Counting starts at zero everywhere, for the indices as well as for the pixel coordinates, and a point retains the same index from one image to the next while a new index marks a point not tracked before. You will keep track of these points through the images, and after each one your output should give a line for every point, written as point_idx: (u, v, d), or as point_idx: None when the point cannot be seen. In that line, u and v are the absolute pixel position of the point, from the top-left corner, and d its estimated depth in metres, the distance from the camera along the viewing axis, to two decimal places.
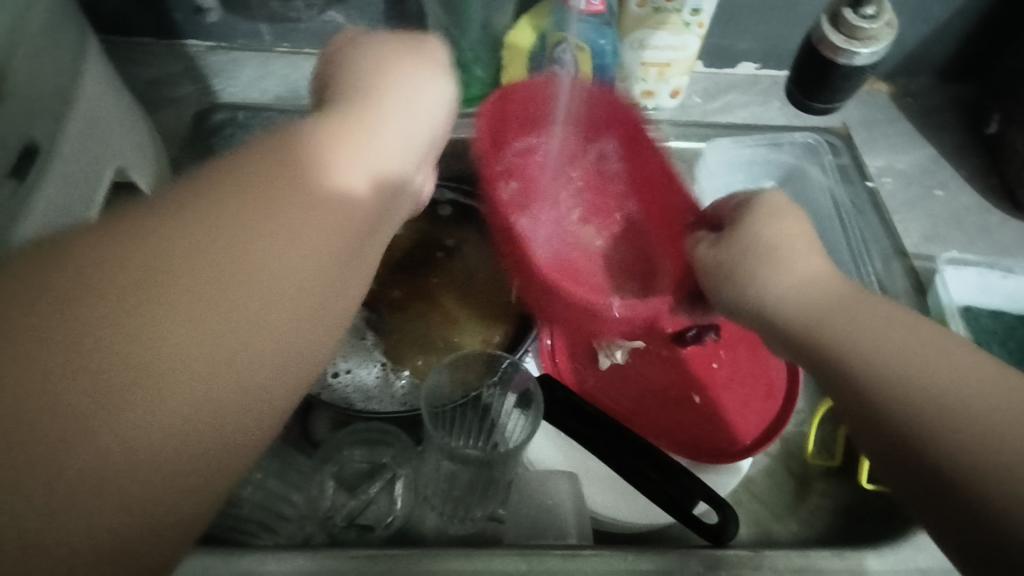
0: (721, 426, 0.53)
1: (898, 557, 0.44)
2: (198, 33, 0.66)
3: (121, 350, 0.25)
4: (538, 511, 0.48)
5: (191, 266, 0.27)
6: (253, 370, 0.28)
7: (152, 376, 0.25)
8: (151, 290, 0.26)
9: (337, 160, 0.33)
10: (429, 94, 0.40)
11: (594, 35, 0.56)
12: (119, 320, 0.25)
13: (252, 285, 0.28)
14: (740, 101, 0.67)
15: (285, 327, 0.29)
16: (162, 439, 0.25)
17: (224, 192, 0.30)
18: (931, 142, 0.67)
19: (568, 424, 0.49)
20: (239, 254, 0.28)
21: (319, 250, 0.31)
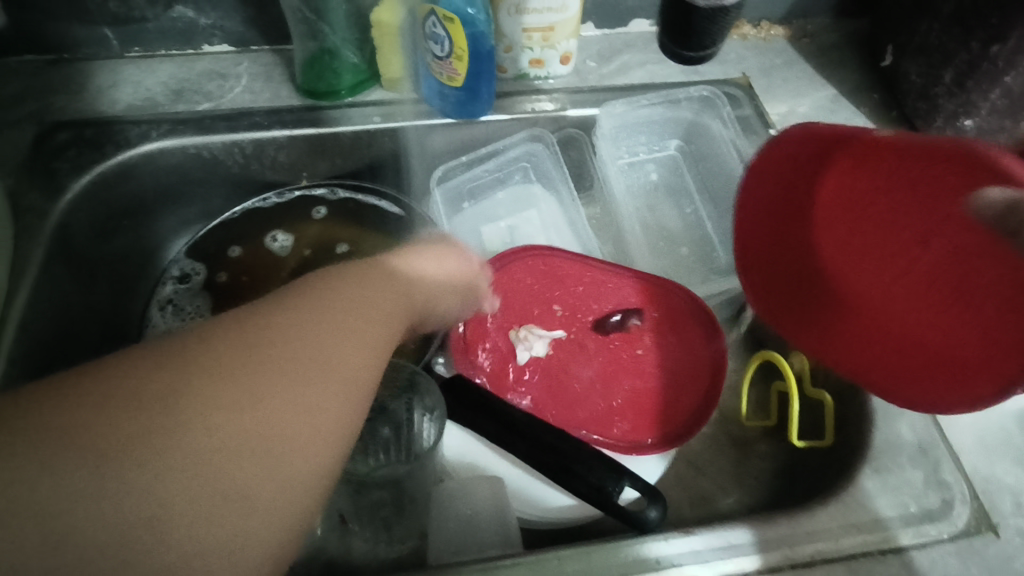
0: (658, 416, 0.51)
1: (833, 512, 0.41)
2: (32, 47, 0.59)
3: (188, 465, 0.26)
4: (459, 524, 0.44)
5: (251, 377, 0.28)
6: (301, 489, 0.28)
7: (199, 489, 0.26)
8: (196, 411, 0.27)
9: (378, 297, 0.36)
10: (445, 256, 0.45)
11: (462, 3, 0.51)
12: (189, 431, 0.26)
13: (307, 409, 0.29)
14: (636, 61, 0.64)
15: (317, 450, 0.29)
16: (200, 553, 0.26)
17: (264, 326, 0.30)
18: (831, 82, 0.65)
19: (481, 423, 0.46)
20: (303, 376, 0.30)
21: (355, 375, 0.32)
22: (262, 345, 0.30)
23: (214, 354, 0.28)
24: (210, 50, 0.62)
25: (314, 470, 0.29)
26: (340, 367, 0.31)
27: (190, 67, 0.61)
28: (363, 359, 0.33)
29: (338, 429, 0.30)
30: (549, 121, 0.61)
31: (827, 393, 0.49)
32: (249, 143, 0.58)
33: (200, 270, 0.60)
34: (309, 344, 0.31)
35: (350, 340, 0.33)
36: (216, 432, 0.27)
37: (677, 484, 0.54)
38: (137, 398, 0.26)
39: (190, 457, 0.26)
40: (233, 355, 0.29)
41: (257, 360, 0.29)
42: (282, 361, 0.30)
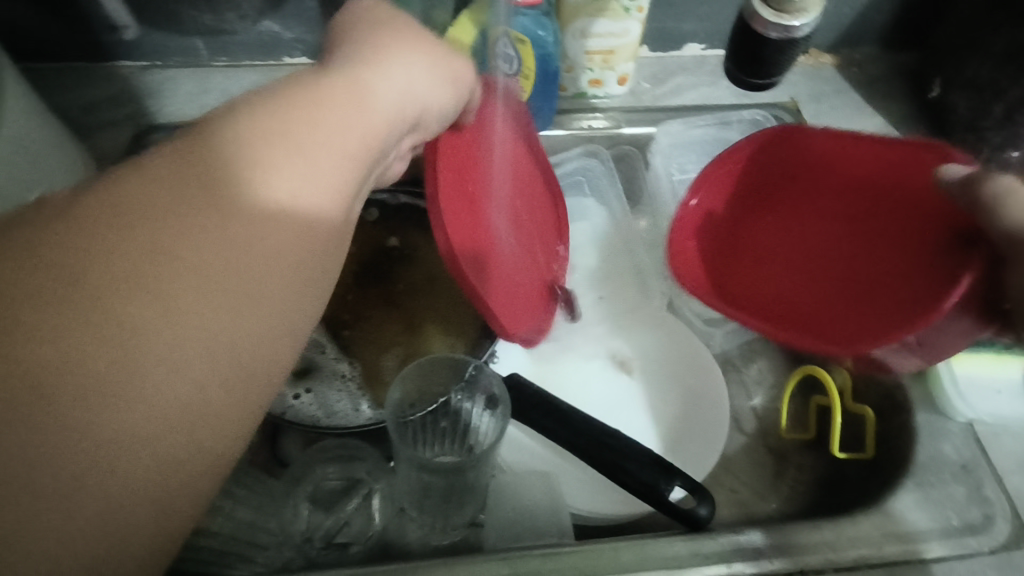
0: (524, 311, 0.52)
1: (876, 521, 0.43)
2: (129, 53, 0.63)
3: (70, 349, 0.23)
4: (516, 513, 0.47)
5: (131, 254, 0.25)
6: (228, 361, 0.26)
7: (105, 396, 0.23)
8: (93, 321, 0.23)
9: (298, 149, 0.29)
10: (395, 77, 0.35)
11: (534, 26, 0.55)
12: (62, 313, 0.23)
13: (204, 281, 0.25)
14: (688, 84, 0.67)
15: (234, 318, 0.26)
16: (135, 470, 0.24)
17: (136, 196, 0.26)
18: (876, 110, 0.68)
19: (537, 421, 0.48)
20: (188, 250, 0.25)
21: (288, 239, 0.28)
22: (133, 221, 0.25)
23: (63, 258, 0.24)
24: (289, 61, 0.66)
25: (235, 344, 0.26)
26: (266, 234, 0.27)
27: (271, 77, 0.65)
28: (262, 223, 0.27)
29: (249, 302, 0.27)
30: (604, 139, 0.64)
31: (869, 409, 0.50)
32: None
33: None
34: (202, 220, 0.26)
35: (239, 207, 0.27)
36: (89, 313, 0.23)
37: (716, 490, 0.56)
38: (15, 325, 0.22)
39: (69, 351, 0.23)
40: (103, 228, 0.25)
41: (128, 238, 0.25)
42: (165, 234, 0.25)
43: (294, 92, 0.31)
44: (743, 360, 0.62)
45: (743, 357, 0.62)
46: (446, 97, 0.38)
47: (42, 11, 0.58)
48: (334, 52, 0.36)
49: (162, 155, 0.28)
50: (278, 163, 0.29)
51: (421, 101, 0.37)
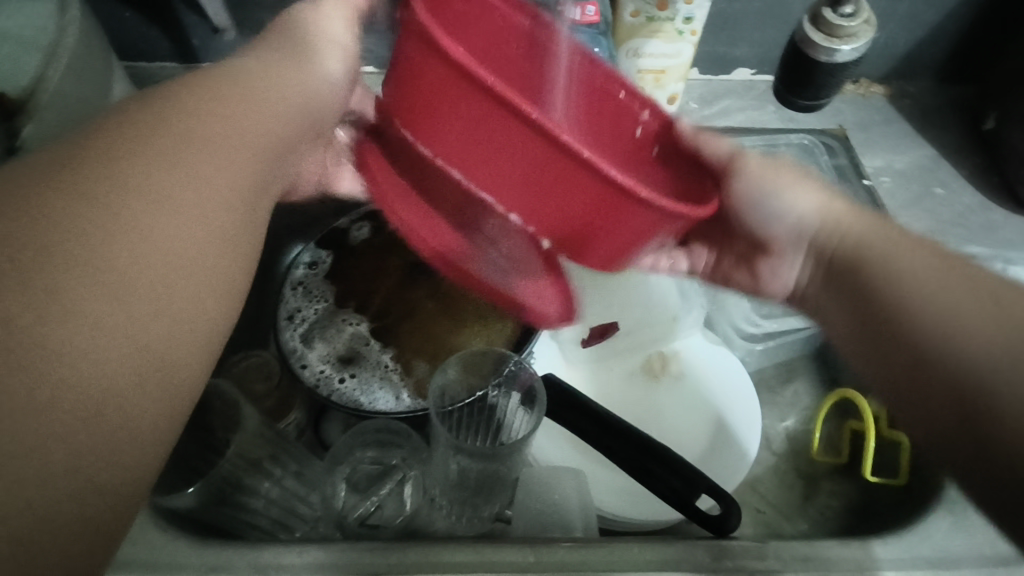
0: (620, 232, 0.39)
1: (906, 543, 0.43)
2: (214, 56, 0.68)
3: (78, 253, 0.28)
4: (545, 505, 0.48)
5: (120, 177, 0.30)
6: (196, 268, 0.31)
7: (80, 269, 0.27)
8: (96, 214, 0.29)
9: (241, 108, 0.37)
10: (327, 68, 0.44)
11: (590, 43, 0.57)
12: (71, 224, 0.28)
13: (184, 203, 0.31)
14: (735, 107, 0.69)
15: (206, 235, 0.32)
16: (128, 328, 0.28)
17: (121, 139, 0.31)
18: (928, 142, 0.68)
19: (570, 420, 0.50)
20: (165, 173, 0.31)
21: (236, 144, 0.35)
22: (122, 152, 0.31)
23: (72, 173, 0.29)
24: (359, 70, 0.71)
25: (204, 251, 0.32)
26: (223, 145, 0.34)
27: None
28: (217, 148, 0.34)
29: (213, 220, 0.32)
30: None
31: (905, 436, 0.50)
32: None
33: (327, 256, 0.64)
34: (175, 151, 0.32)
35: (197, 143, 0.33)
36: (93, 224, 0.28)
37: (742, 507, 0.56)
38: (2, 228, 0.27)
39: (74, 252, 0.28)
40: (104, 158, 0.30)
41: (117, 167, 0.30)
42: (144, 161, 0.31)
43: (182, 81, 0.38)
44: (778, 382, 0.63)
45: (779, 379, 0.63)
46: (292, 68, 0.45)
47: (142, 13, 0.64)
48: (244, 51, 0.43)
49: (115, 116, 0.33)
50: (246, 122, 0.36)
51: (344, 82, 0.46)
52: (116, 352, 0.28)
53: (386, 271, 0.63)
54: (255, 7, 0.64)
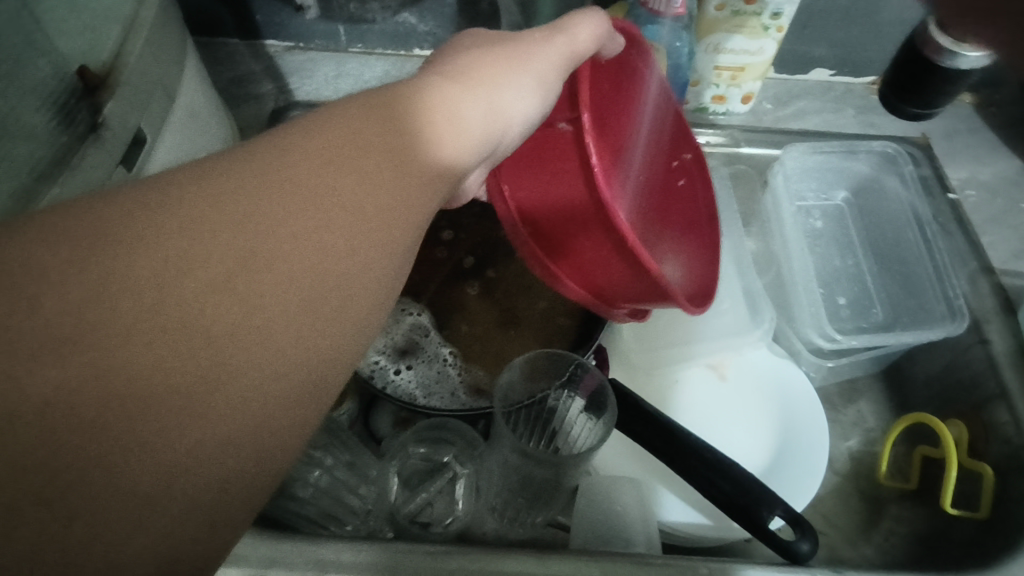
0: (596, 266, 0.44)
1: None
2: (276, 34, 0.67)
3: (158, 367, 0.23)
4: (606, 516, 0.46)
5: (203, 274, 0.24)
6: (279, 386, 0.25)
7: (172, 352, 0.23)
8: (178, 314, 0.24)
9: (350, 175, 0.28)
10: (519, 103, 0.37)
11: (672, 37, 0.55)
12: (148, 329, 0.23)
13: (278, 308, 0.26)
14: (812, 108, 0.66)
15: (296, 345, 0.26)
16: (204, 452, 0.24)
17: (196, 224, 0.25)
18: (1015, 153, 0.64)
19: (634, 429, 0.47)
20: (249, 276, 0.25)
21: (346, 221, 0.28)
22: (199, 245, 0.25)
23: (147, 252, 0.24)
24: (419, 53, 0.69)
25: (288, 366, 0.26)
26: (333, 227, 0.27)
27: (401, 68, 0.68)
28: (314, 233, 0.27)
29: (315, 320, 0.26)
30: (720, 155, 0.64)
31: (988, 466, 0.47)
32: None
33: None
34: (277, 240, 0.26)
35: (292, 237, 0.26)
36: (167, 342, 0.23)
37: None
38: (79, 278, 0.23)
39: (156, 373, 0.23)
40: (175, 245, 0.24)
41: (201, 258, 0.24)
42: (229, 261, 0.25)
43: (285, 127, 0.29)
44: (841, 399, 0.60)
45: (843, 397, 0.60)
46: (531, 88, 0.37)
47: None
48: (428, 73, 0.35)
49: (203, 173, 0.26)
50: (350, 193, 0.28)
51: (531, 125, 0.38)
52: (210, 442, 0.24)
53: (436, 264, 0.61)
54: None
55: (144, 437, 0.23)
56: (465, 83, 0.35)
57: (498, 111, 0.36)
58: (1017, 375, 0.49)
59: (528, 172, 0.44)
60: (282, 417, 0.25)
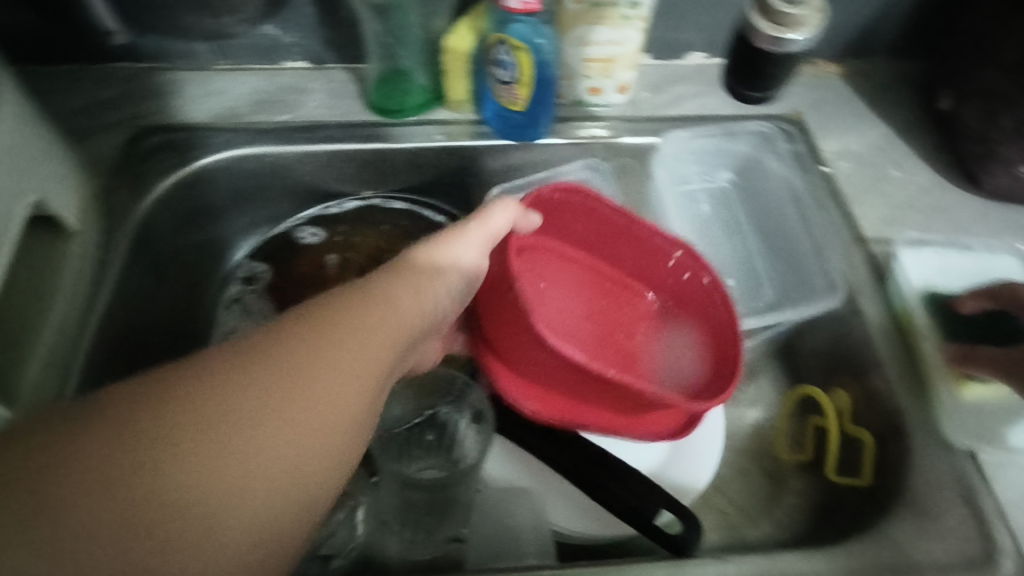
0: (557, 379, 0.46)
1: (863, 553, 0.41)
2: (130, 56, 0.63)
3: (126, 543, 0.24)
4: (497, 530, 0.47)
5: (177, 467, 0.26)
6: (243, 557, 0.27)
7: (142, 533, 0.25)
8: (146, 502, 0.25)
9: (317, 372, 0.31)
10: (471, 257, 0.44)
11: (531, 33, 0.54)
12: (113, 513, 0.24)
13: (246, 500, 0.27)
14: (688, 94, 0.66)
15: (260, 520, 0.27)
16: None
17: (167, 423, 0.27)
18: (883, 121, 0.66)
19: (522, 436, 0.48)
20: (221, 472, 0.27)
21: (310, 427, 0.29)
22: (177, 444, 0.26)
23: (113, 449, 0.25)
24: (290, 65, 0.66)
25: (258, 536, 0.27)
26: (291, 424, 0.29)
27: (273, 80, 0.65)
28: (272, 431, 0.28)
29: (276, 507, 0.28)
30: (602, 147, 0.63)
31: (867, 432, 0.49)
32: (322, 153, 0.61)
33: (264, 270, 0.62)
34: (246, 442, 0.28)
35: (261, 438, 0.28)
36: (137, 523, 0.25)
37: (707, 513, 0.55)
38: (87, 448, 0.25)
39: (118, 546, 0.24)
40: (148, 441, 0.26)
41: (173, 455, 0.26)
42: (201, 457, 0.27)
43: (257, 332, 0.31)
44: (740, 379, 0.61)
45: (741, 376, 0.61)
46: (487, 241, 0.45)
47: (46, 14, 0.59)
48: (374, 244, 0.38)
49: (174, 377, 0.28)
50: (310, 392, 0.30)
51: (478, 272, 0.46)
52: None
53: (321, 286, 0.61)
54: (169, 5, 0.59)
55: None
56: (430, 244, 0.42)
57: (449, 263, 0.42)
58: (886, 341, 0.51)
59: (490, 299, 0.48)
60: (254, 555, 0.27)
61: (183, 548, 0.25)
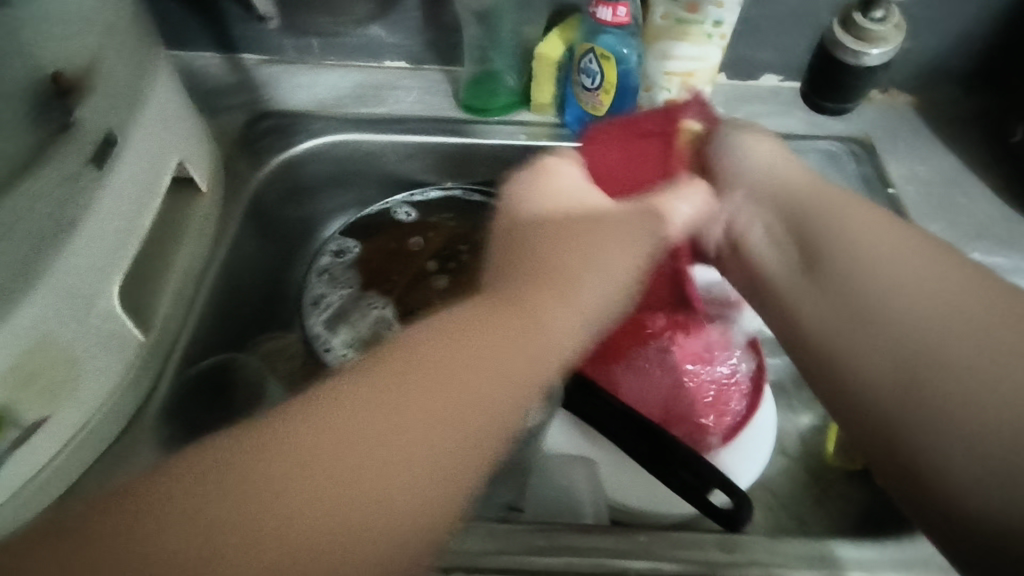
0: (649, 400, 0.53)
1: (917, 550, 0.42)
2: (250, 47, 0.71)
3: (335, 479, 0.30)
4: (557, 492, 0.50)
5: (366, 421, 0.31)
6: (425, 491, 0.31)
7: (347, 471, 0.30)
8: (340, 452, 0.30)
9: (481, 342, 0.35)
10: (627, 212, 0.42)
11: (619, 44, 0.59)
12: (315, 462, 0.30)
13: (426, 444, 0.31)
14: (763, 112, 0.69)
15: (443, 462, 0.31)
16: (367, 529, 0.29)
17: (365, 392, 0.32)
18: (955, 150, 0.67)
19: (585, 409, 0.51)
20: (399, 422, 0.32)
21: (478, 386, 0.34)
22: (361, 407, 0.32)
23: (317, 421, 0.31)
24: (389, 64, 0.73)
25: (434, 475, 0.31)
26: (465, 383, 0.34)
27: (372, 77, 0.72)
28: (443, 391, 0.33)
29: (452, 447, 0.32)
30: None
31: None
32: (411, 144, 0.67)
33: (353, 245, 0.67)
34: (421, 402, 0.32)
35: (432, 395, 0.33)
36: (335, 468, 0.30)
37: (754, 509, 0.56)
38: (312, 420, 0.31)
39: (327, 482, 0.29)
40: (341, 409, 0.32)
41: (363, 414, 0.31)
42: (382, 415, 0.32)
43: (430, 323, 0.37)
44: (793, 387, 0.63)
45: (795, 384, 0.63)
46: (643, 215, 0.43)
47: (186, 5, 0.67)
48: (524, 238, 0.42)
49: (363, 366, 0.34)
50: (478, 357, 0.35)
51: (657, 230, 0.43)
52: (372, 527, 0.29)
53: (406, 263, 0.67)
54: (294, 4, 0.67)
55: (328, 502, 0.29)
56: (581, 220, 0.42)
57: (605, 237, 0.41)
58: None
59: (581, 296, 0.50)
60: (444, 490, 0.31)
61: (370, 498, 0.30)
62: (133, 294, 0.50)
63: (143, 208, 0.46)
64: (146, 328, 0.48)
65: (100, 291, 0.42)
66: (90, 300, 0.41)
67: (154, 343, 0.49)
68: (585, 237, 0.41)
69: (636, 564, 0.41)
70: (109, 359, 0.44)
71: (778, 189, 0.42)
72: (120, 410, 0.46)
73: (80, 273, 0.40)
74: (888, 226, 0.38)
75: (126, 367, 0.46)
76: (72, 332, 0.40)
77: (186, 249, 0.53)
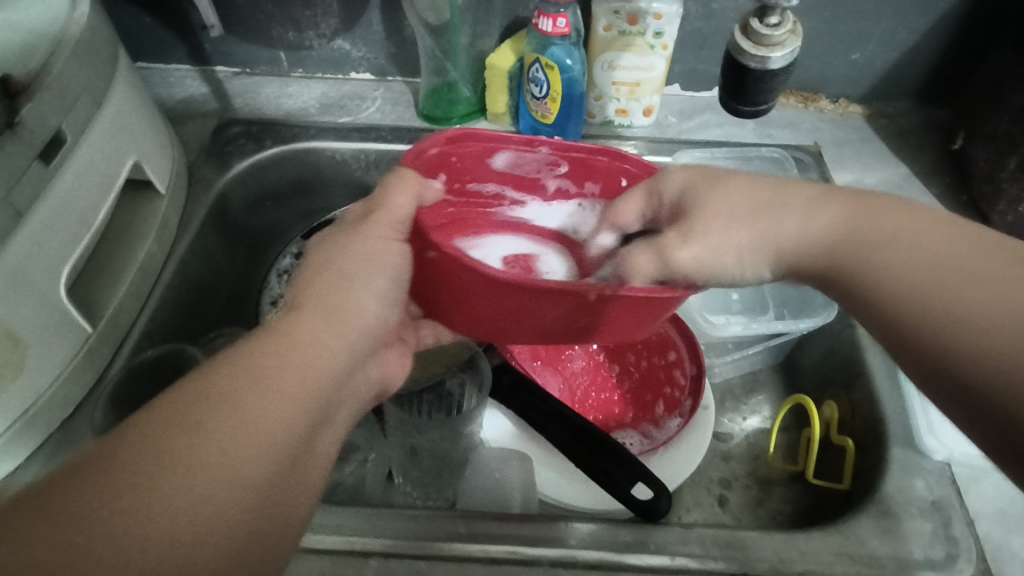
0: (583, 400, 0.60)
1: (826, 543, 0.43)
2: (224, 60, 0.75)
3: (147, 489, 0.28)
4: (487, 485, 0.50)
5: (169, 430, 0.30)
6: (257, 477, 0.31)
7: (151, 481, 0.28)
8: (139, 462, 0.28)
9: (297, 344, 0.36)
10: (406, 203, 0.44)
11: (564, 54, 0.61)
12: (117, 476, 0.28)
13: (246, 433, 0.31)
14: (715, 121, 0.71)
15: (264, 447, 0.31)
16: (198, 523, 0.28)
17: (170, 410, 0.31)
18: (903, 160, 0.68)
19: (521, 408, 0.53)
20: (212, 420, 0.31)
21: (295, 380, 0.34)
22: (161, 419, 0.30)
23: (117, 451, 0.28)
24: (355, 76, 0.76)
25: (259, 458, 0.31)
26: (280, 376, 0.34)
27: (338, 88, 0.75)
28: (255, 384, 0.33)
29: (275, 432, 0.32)
30: None
31: (850, 439, 0.51)
32: (373, 153, 0.69)
33: None
34: (225, 397, 0.32)
35: (240, 387, 0.32)
36: (147, 482, 0.28)
37: (695, 509, 0.56)
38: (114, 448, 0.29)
39: (138, 496, 0.27)
40: (147, 432, 0.29)
41: (166, 422, 0.30)
42: (186, 417, 0.30)
43: (241, 342, 0.35)
44: (742, 391, 0.64)
45: (744, 388, 0.64)
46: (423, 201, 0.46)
47: (162, 20, 0.71)
48: (318, 262, 0.42)
49: (167, 394, 0.32)
50: (290, 356, 0.35)
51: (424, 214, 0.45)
52: (206, 521, 0.28)
53: None
54: (265, 18, 0.70)
55: (143, 512, 0.27)
56: (356, 235, 0.43)
57: (380, 243, 0.42)
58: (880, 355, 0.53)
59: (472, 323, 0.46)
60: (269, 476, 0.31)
61: (202, 495, 0.29)
62: (87, 288, 0.52)
63: (98, 204, 0.49)
64: (99, 320, 0.51)
65: (46, 279, 0.44)
66: (37, 287, 0.44)
67: (104, 333, 0.51)
68: (361, 245, 0.42)
69: (550, 553, 0.42)
70: (56, 349, 0.46)
71: (784, 231, 0.40)
72: (66, 397, 0.48)
73: (27, 260, 0.43)
74: (868, 217, 0.38)
75: (74, 353, 0.48)
76: (17, 316, 0.43)
77: (144, 247, 0.56)
